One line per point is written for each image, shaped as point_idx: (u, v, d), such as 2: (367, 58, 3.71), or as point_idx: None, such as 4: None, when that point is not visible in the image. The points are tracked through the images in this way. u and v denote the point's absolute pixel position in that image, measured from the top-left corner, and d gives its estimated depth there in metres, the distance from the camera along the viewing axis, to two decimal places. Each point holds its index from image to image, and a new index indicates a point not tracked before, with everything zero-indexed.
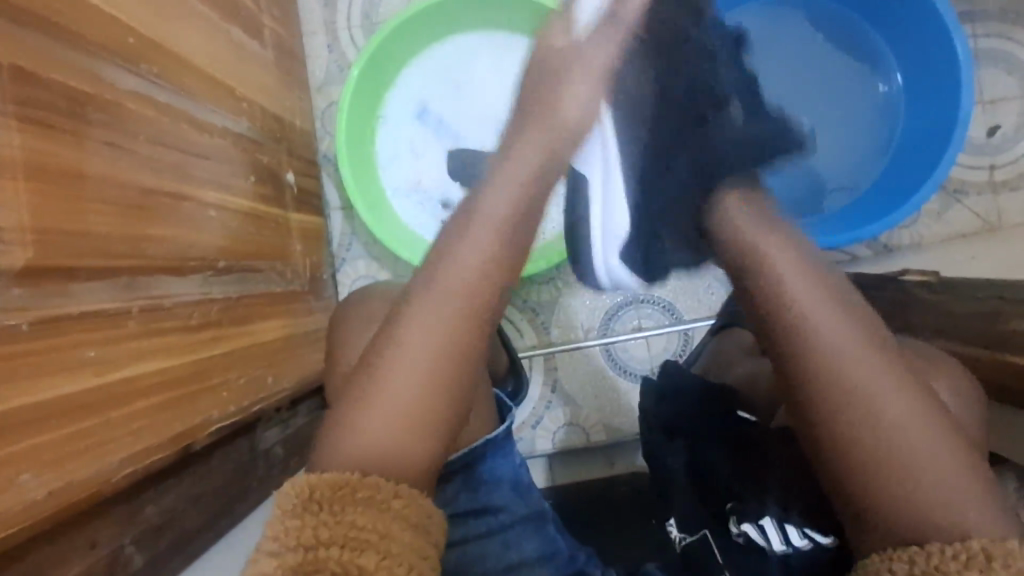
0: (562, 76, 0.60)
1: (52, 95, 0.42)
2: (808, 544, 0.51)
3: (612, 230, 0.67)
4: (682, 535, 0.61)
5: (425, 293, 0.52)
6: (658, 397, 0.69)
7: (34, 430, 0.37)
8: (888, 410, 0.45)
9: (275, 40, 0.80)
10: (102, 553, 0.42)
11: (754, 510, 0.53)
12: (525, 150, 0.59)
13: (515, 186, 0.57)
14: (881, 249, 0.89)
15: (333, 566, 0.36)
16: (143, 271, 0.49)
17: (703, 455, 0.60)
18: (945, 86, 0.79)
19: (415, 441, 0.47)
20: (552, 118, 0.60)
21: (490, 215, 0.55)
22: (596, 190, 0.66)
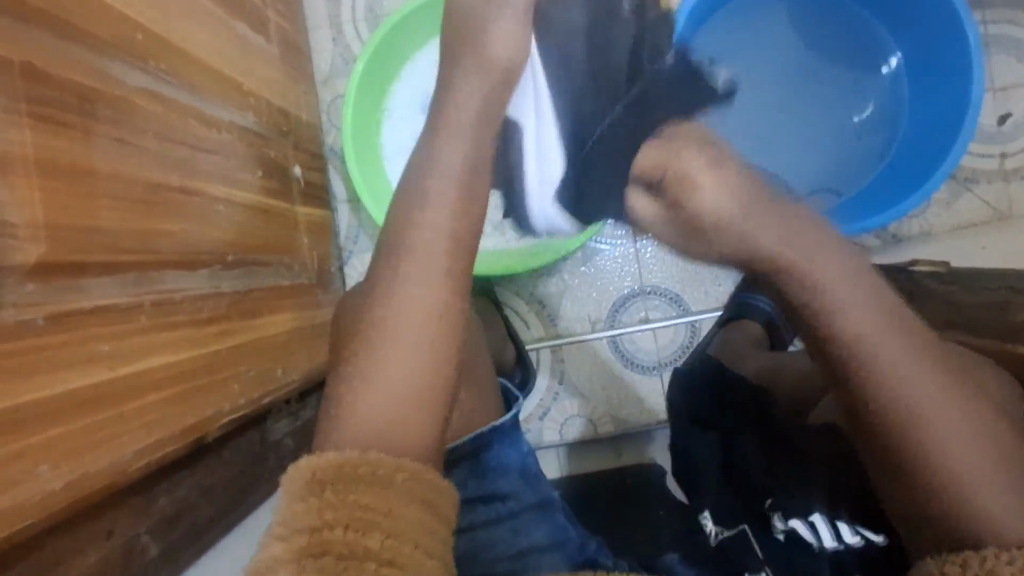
0: (483, 22, 0.64)
1: (61, 93, 0.42)
2: (859, 540, 0.51)
3: (546, 163, 0.79)
4: (715, 529, 0.58)
5: (407, 261, 0.54)
6: (685, 389, 0.70)
7: (49, 424, 0.38)
8: (926, 405, 0.46)
9: (280, 34, 0.80)
10: (116, 543, 0.43)
11: (801, 505, 0.52)
12: (465, 97, 0.62)
13: (464, 135, 0.60)
14: (890, 238, 0.88)
15: (339, 548, 0.36)
16: (153, 265, 0.50)
17: (737, 450, 0.60)
18: (954, 74, 0.78)
19: (419, 414, 0.48)
20: (483, 60, 0.64)
21: (446, 171, 0.58)
22: (529, 130, 0.76)
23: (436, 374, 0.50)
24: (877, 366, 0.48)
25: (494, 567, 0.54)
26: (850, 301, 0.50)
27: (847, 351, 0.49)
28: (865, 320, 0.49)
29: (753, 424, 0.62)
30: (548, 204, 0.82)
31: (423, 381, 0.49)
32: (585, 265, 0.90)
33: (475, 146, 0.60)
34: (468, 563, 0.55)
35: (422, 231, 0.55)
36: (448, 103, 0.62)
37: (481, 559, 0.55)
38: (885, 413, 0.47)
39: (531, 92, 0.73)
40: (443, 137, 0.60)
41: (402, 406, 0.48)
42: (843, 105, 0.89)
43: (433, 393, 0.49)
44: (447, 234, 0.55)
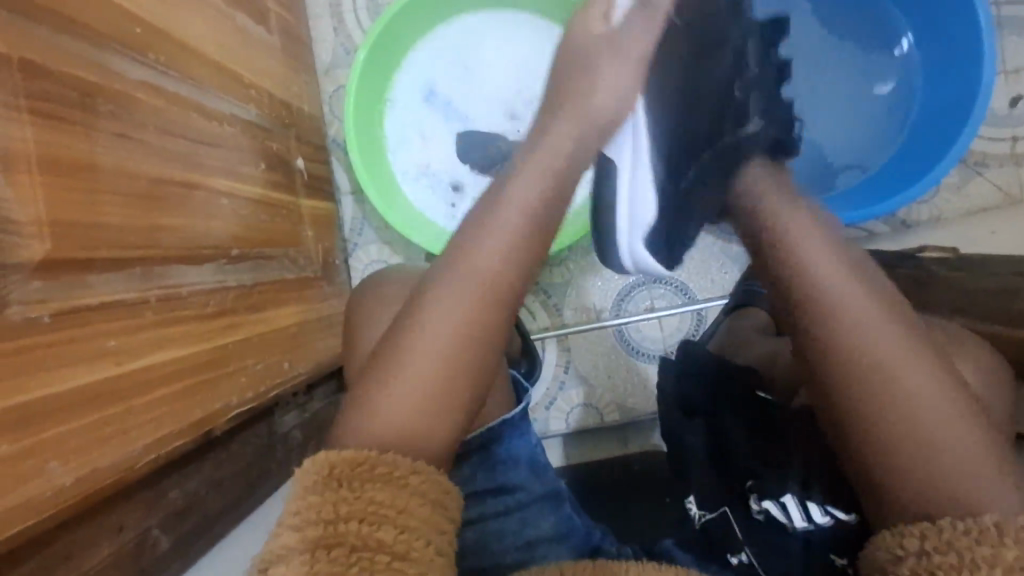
0: (596, 59, 0.57)
1: (62, 87, 0.42)
2: (829, 521, 0.53)
3: (640, 200, 0.60)
4: (699, 512, 0.59)
5: (450, 273, 0.52)
6: (679, 372, 0.66)
7: (59, 419, 0.38)
8: (911, 393, 0.45)
9: (280, 24, 0.79)
10: (128, 537, 0.44)
11: (775, 487, 0.54)
12: (556, 139, 0.56)
13: (546, 177, 0.55)
14: (899, 224, 0.87)
15: (352, 540, 0.37)
16: (159, 260, 0.50)
17: (724, 437, 0.59)
18: (967, 55, 0.76)
19: (434, 416, 0.48)
20: (586, 104, 0.56)
21: (519, 199, 0.53)
22: (624, 181, 0.60)
23: (455, 381, 0.49)
24: (870, 353, 0.47)
25: (501, 559, 0.56)
26: (846, 289, 0.50)
27: (839, 337, 0.48)
28: (864, 313, 0.48)
29: (740, 404, 0.61)
30: (641, 248, 0.62)
31: (440, 387, 0.49)
32: (590, 255, 0.90)
33: (553, 182, 0.55)
34: (477, 553, 0.56)
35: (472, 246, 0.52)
36: (539, 148, 0.56)
37: (490, 551, 0.56)
38: (868, 394, 0.46)
39: (630, 136, 0.59)
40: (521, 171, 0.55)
41: (418, 413, 0.47)
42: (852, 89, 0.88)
43: (450, 404, 0.49)
44: (501, 256, 0.52)
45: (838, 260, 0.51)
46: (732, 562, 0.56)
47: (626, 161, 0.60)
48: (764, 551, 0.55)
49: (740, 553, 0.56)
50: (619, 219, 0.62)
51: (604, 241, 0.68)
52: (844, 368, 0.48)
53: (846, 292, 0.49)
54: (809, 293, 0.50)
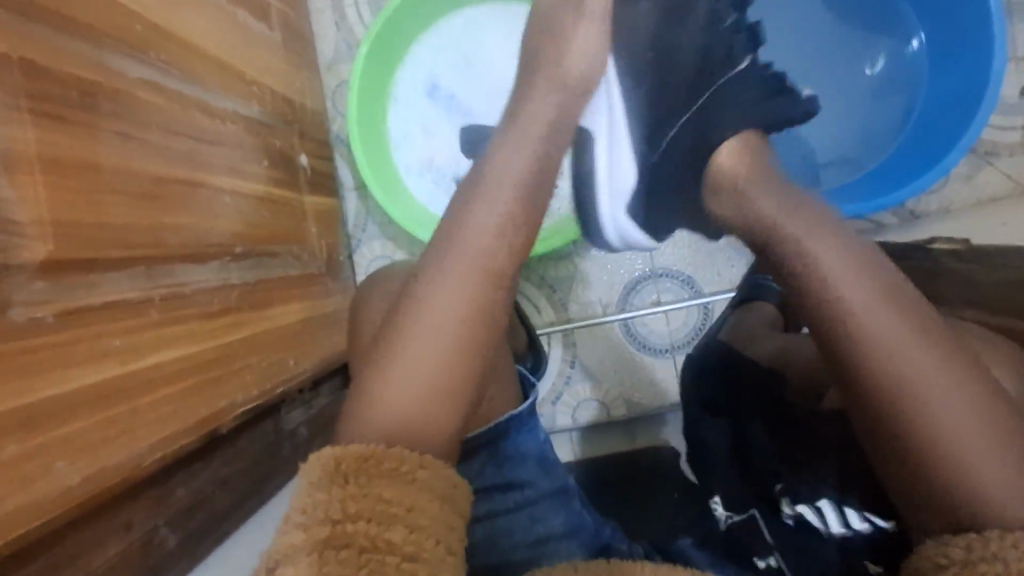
0: (563, 36, 0.62)
1: (62, 87, 0.42)
2: (867, 527, 0.50)
3: (618, 165, 0.68)
4: (725, 514, 0.58)
5: (446, 251, 0.53)
6: (694, 375, 0.71)
7: (64, 420, 0.38)
8: (928, 389, 0.44)
9: (282, 20, 0.79)
10: (136, 535, 0.44)
11: (809, 492, 0.53)
12: (538, 110, 0.60)
13: (528, 143, 0.58)
14: (908, 216, 0.87)
15: (362, 540, 0.36)
16: (162, 258, 0.50)
17: (746, 434, 0.61)
18: (976, 44, 0.75)
19: (444, 414, 0.48)
20: (563, 78, 0.62)
21: (507, 169, 0.57)
22: (602, 150, 0.68)
23: (460, 379, 0.49)
24: (882, 352, 0.46)
25: (511, 556, 0.55)
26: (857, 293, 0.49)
27: (848, 334, 0.48)
28: (877, 316, 0.47)
29: (762, 407, 0.61)
30: (621, 213, 0.71)
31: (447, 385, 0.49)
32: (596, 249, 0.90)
33: (540, 147, 0.58)
34: (488, 548, 0.56)
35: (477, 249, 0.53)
36: (521, 118, 0.60)
37: (501, 544, 0.56)
38: (881, 388, 0.45)
39: (604, 108, 0.66)
40: (507, 141, 0.58)
41: (427, 410, 0.47)
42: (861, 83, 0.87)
43: (456, 400, 0.48)
44: (492, 231, 0.54)
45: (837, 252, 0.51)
46: (759, 565, 0.52)
47: (602, 126, 0.67)
48: (793, 556, 0.51)
49: (767, 556, 0.52)
50: (600, 188, 0.70)
51: (585, 217, 0.76)
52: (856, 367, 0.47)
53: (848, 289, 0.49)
54: (815, 287, 0.51)
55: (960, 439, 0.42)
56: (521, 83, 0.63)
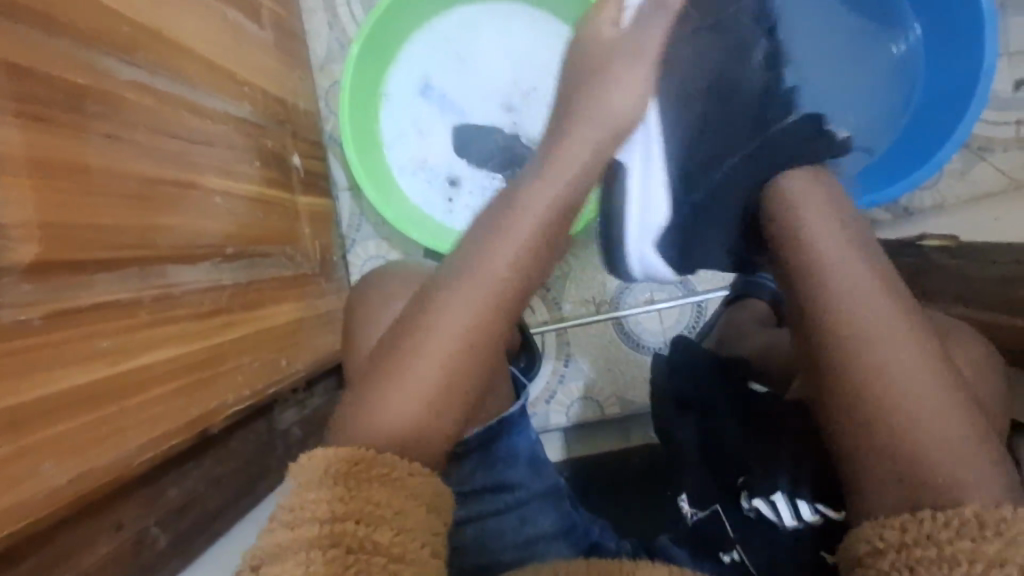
0: (613, 73, 0.58)
1: (50, 88, 0.42)
2: (818, 519, 0.50)
3: (651, 201, 0.62)
4: (693, 510, 0.57)
5: (458, 278, 0.51)
6: (673, 368, 0.65)
7: (50, 422, 0.38)
8: (908, 384, 0.44)
9: (273, 20, 0.79)
10: (127, 534, 0.44)
11: (764, 485, 0.52)
12: (576, 146, 0.56)
13: (561, 182, 0.55)
14: (901, 213, 0.87)
15: (350, 541, 0.36)
16: (152, 259, 0.50)
17: (716, 429, 0.58)
18: (970, 41, 0.75)
19: (434, 413, 0.48)
20: (606, 116, 0.57)
21: (534, 206, 0.53)
22: (634, 179, 0.61)
23: (458, 384, 0.49)
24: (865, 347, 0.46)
25: (500, 555, 0.56)
26: (865, 303, 0.47)
27: (832, 330, 0.47)
28: (870, 313, 0.47)
29: (735, 402, 0.59)
30: (649, 248, 0.65)
31: (442, 386, 0.48)
32: (589, 248, 0.90)
33: (572, 186, 0.55)
34: (477, 552, 0.56)
35: (492, 258, 0.52)
36: (556, 155, 0.56)
37: (490, 548, 0.56)
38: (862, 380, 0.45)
39: (642, 140, 0.60)
40: (538, 176, 0.55)
41: (421, 411, 0.47)
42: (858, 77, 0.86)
43: (451, 402, 0.48)
44: (509, 264, 0.51)
45: (844, 248, 0.50)
46: (724, 560, 0.53)
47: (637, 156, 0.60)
48: (755, 550, 0.52)
49: (730, 551, 0.53)
50: (631, 224, 0.64)
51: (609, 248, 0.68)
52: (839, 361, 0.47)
53: (839, 277, 0.49)
54: (803, 275, 0.51)
55: (925, 423, 0.43)
56: (557, 119, 0.59)
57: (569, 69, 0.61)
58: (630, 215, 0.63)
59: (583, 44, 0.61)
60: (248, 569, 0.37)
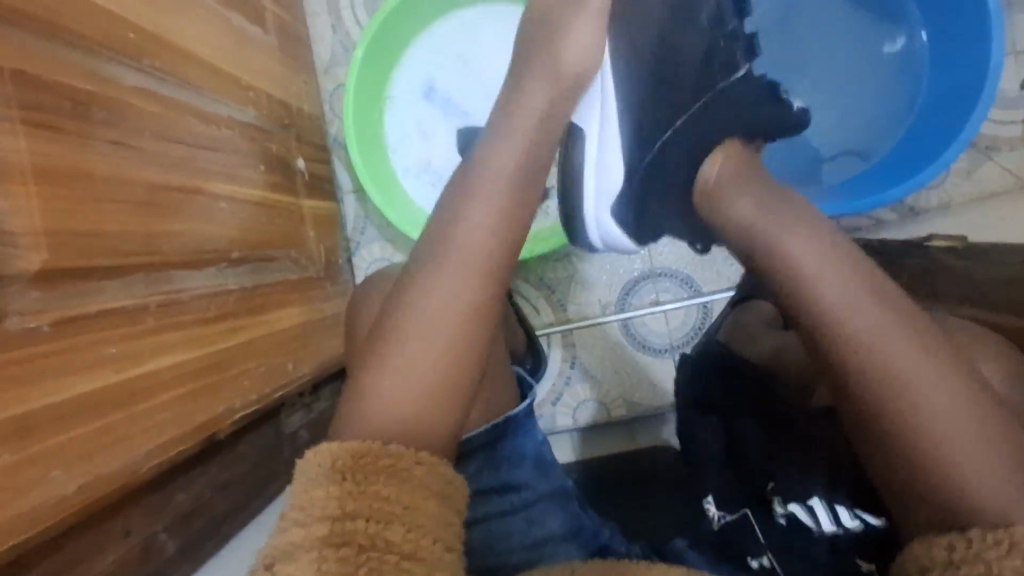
0: (559, 21, 0.60)
1: (56, 97, 0.42)
2: (858, 525, 0.51)
3: (606, 162, 0.64)
4: (718, 514, 0.56)
5: (435, 257, 0.53)
6: (687, 375, 0.68)
7: (59, 429, 0.38)
8: (916, 392, 0.44)
9: (277, 24, 0.79)
10: (135, 541, 0.44)
11: (799, 490, 0.53)
12: (529, 105, 0.59)
13: (518, 141, 0.58)
14: (907, 212, 0.86)
15: (361, 539, 0.36)
16: (159, 266, 0.50)
17: (739, 437, 0.59)
18: (975, 39, 0.75)
19: (438, 415, 0.48)
20: (556, 68, 0.59)
21: (500, 170, 0.56)
22: (590, 146, 0.64)
23: (457, 376, 0.49)
24: (875, 354, 0.46)
25: (508, 558, 0.55)
26: (867, 315, 0.48)
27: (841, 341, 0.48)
28: (871, 324, 0.47)
29: (754, 407, 0.60)
30: (604, 213, 0.67)
31: (444, 382, 0.49)
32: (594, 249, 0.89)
33: (531, 145, 0.58)
34: (484, 552, 0.56)
35: (466, 232, 0.53)
36: (514, 112, 0.59)
37: (498, 548, 0.56)
38: (875, 390, 0.46)
39: (595, 105, 0.62)
40: (501, 140, 0.58)
41: (424, 408, 0.47)
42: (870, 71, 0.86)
43: (452, 397, 0.49)
44: (484, 232, 0.54)
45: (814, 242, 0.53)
46: (752, 565, 0.51)
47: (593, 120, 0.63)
48: (786, 556, 0.51)
49: (761, 555, 0.52)
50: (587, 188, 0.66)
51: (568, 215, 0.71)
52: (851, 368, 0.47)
53: (814, 273, 0.51)
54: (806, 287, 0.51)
55: (937, 425, 0.43)
56: (512, 76, 0.61)
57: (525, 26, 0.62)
58: (586, 179, 0.66)
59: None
60: (260, 569, 0.37)
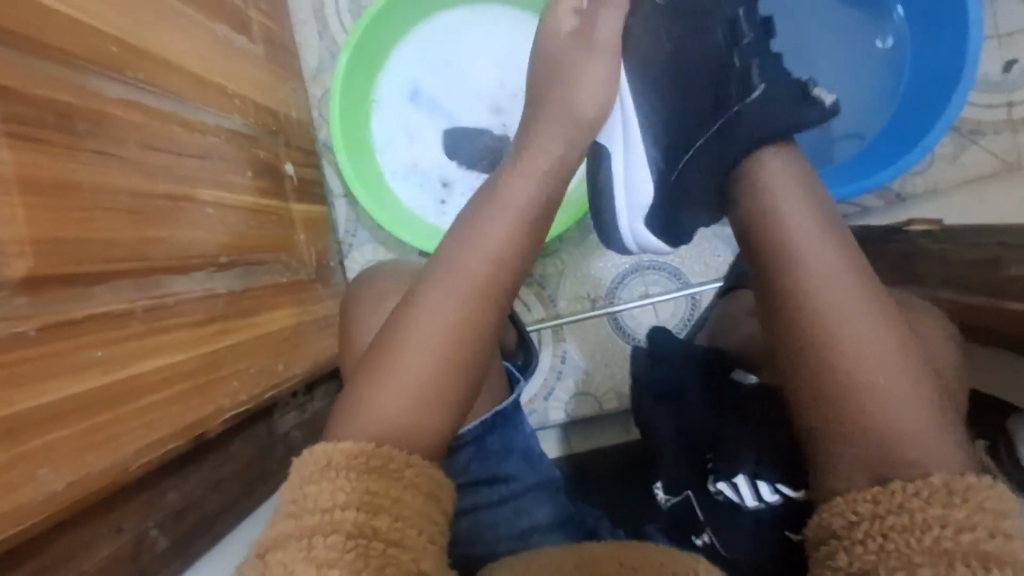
0: (569, 66, 0.60)
1: (38, 110, 0.43)
2: (778, 499, 0.51)
3: (635, 181, 0.62)
4: (666, 496, 0.61)
5: (444, 276, 0.53)
6: (650, 358, 0.65)
7: (46, 429, 0.40)
8: (876, 378, 0.44)
9: (263, 33, 0.80)
10: (127, 537, 0.46)
11: (727, 469, 0.53)
12: (541, 145, 0.59)
13: (535, 175, 0.57)
14: (893, 198, 0.86)
15: (348, 528, 0.37)
16: (146, 271, 0.52)
17: (688, 417, 0.58)
18: (953, 17, 0.75)
19: (435, 405, 0.49)
20: (568, 106, 0.60)
21: (511, 202, 0.56)
22: (618, 157, 0.62)
23: (454, 376, 0.50)
24: (840, 340, 0.46)
25: (495, 547, 0.56)
26: (857, 314, 0.47)
27: (812, 322, 0.47)
28: (845, 309, 0.47)
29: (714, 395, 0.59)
30: (641, 226, 0.65)
31: (442, 377, 0.49)
32: (582, 245, 0.91)
33: (545, 177, 0.57)
34: (471, 542, 0.56)
35: (474, 248, 0.54)
36: (527, 143, 0.59)
37: (485, 540, 0.57)
38: (841, 373, 0.45)
39: (620, 123, 0.61)
40: (517, 169, 0.58)
41: (420, 404, 0.48)
42: (885, 45, 0.84)
43: (450, 392, 0.50)
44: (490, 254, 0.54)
45: (801, 213, 0.52)
46: (697, 542, 0.56)
47: (618, 141, 0.62)
48: (726, 534, 0.53)
49: (703, 532, 0.55)
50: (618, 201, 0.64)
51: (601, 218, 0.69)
52: (814, 349, 0.46)
53: (792, 236, 0.51)
54: (782, 270, 0.50)
55: (887, 401, 0.44)
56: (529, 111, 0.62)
57: (534, 59, 0.64)
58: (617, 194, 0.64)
59: (541, 44, 0.63)
60: (252, 555, 0.38)
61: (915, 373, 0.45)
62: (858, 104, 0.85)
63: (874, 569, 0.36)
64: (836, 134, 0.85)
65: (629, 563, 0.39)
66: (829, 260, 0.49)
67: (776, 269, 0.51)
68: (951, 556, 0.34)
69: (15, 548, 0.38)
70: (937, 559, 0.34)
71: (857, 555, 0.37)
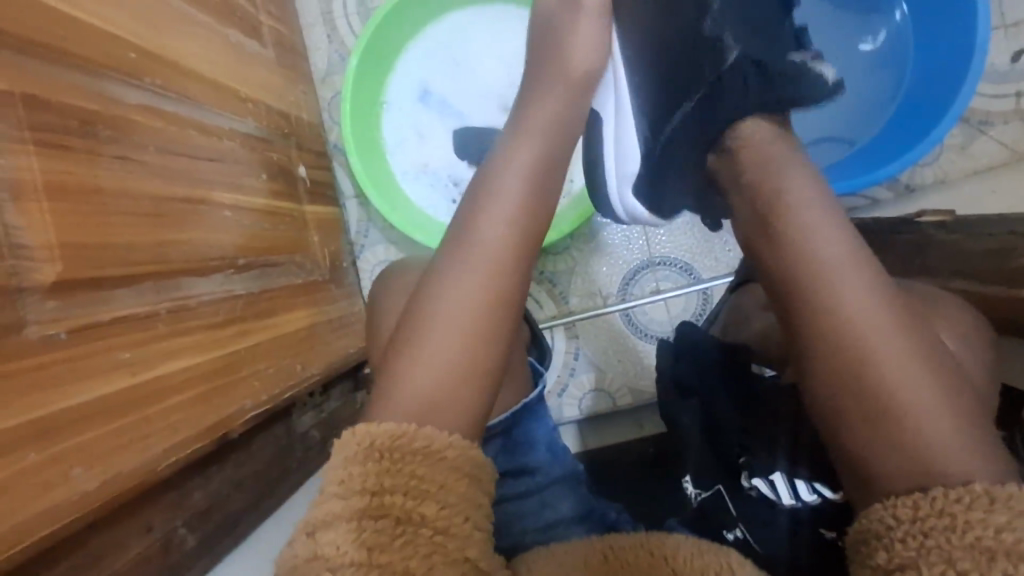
0: (562, 40, 0.66)
1: (64, 118, 0.44)
2: (816, 500, 0.52)
3: (624, 151, 0.71)
4: (695, 491, 0.59)
5: (460, 268, 0.53)
6: (675, 355, 0.67)
7: (77, 431, 0.41)
8: (894, 370, 0.45)
9: (274, 37, 0.81)
10: (155, 536, 0.47)
11: (764, 466, 0.54)
12: (545, 111, 0.63)
13: (534, 143, 0.60)
14: (902, 190, 0.87)
15: (397, 513, 0.38)
16: (168, 274, 0.52)
17: (716, 410, 0.59)
18: (958, 14, 0.75)
19: (464, 391, 0.49)
20: (567, 80, 0.64)
21: (517, 169, 0.58)
22: (609, 128, 0.71)
23: (478, 363, 0.50)
24: (859, 333, 0.46)
25: (522, 538, 0.57)
26: (868, 301, 0.47)
27: (830, 314, 0.47)
28: (858, 297, 0.47)
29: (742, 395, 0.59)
30: (629, 197, 0.73)
31: (467, 365, 0.50)
32: (594, 242, 0.91)
33: (547, 152, 0.60)
34: (501, 532, 0.57)
35: (486, 223, 0.55)
36: (526, 120, 0.62)
37: (513, 531, 0.57)
38: (862, 367, 0.45)
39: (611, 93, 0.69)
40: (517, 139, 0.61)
41: (448, 394, 0.48)
42: (872, 46, 0.86)
43: (478, 379, 0.50)
44: (505, 228, 0.55)
45: (804, 188, 0.53)
46: (726, 538, 0.54)
47: (608, 110, 0.70)
48: (758, 529, 0.53)
49: (735, 528, 0.54)
50: (610, 172, 0.73)
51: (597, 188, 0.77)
52: (835, 344, 0.47)
53: (800, 221, 0.51)
54: (802, 264, 0.50)
55: (905, 391, 0.44)
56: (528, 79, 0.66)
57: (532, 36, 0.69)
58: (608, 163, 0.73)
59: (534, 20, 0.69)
60: (301, 533, 0.39)
61: (927, 355, 0.46)
62: (860, 103, 0.87)
63: (912, 565, 0.36)
64: (836, 131, 0.86)
65: (660, 553, 0.41)
66: (836, 242, 0.50)
67: (787, 262, 0.51)
68: (994, 553, 0.34)
69: (51, 547, 0.39)
70: (978, 556, 0.35)
71: (895, 553, 0.38)
